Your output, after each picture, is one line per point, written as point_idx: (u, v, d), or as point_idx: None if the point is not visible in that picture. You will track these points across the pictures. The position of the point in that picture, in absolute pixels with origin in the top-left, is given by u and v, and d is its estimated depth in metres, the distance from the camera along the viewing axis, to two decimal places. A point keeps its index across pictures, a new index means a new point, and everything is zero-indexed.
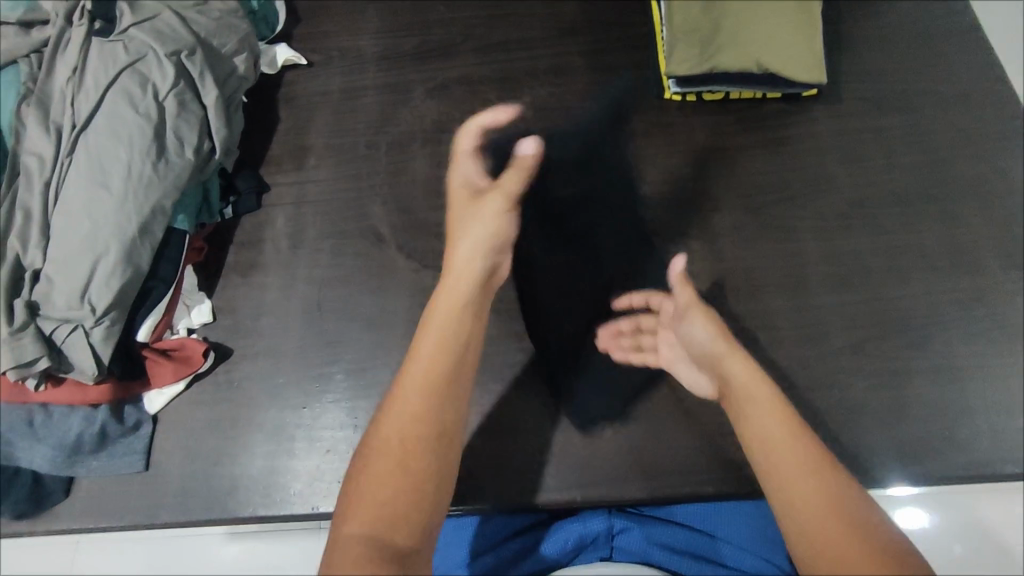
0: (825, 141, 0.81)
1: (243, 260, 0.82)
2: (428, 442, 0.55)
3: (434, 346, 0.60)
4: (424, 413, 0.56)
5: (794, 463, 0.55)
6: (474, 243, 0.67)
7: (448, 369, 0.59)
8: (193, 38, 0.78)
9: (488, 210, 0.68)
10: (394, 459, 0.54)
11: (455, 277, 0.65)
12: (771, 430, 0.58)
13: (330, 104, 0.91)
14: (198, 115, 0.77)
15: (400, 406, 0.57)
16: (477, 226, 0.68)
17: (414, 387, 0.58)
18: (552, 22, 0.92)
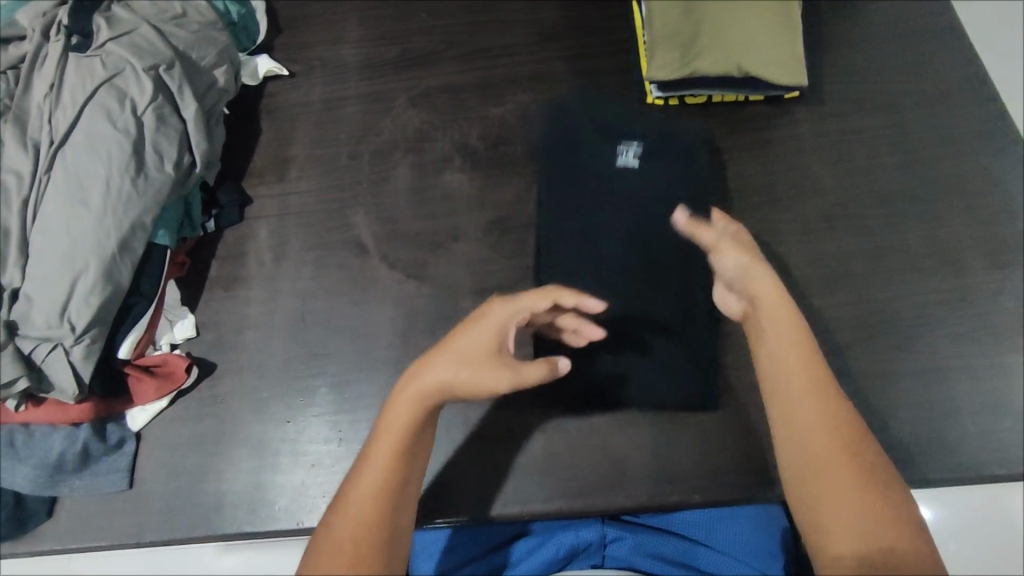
0: (809, 143, 0.81)
1: (227, 274, 0.81)
2: (381, 532, 0.54)
3: (395, 442, 0.57)
4: (377, 515, 0.54)
5: (819, 420, 0.57)
6: (462, 388, 0.58)
7: (407, 457, 0.57)
8: (171, 51, 0.78)
9: (491, 381, 0.58)
10: (339, 558, 0.52)
11: (426, 400, 0.58)
12: (804, 381, 0.59)
13: (312, 114, 0.91)
14: (177, 130, 0.76)
15: (358, 503, 0.55)
16: (471, 381, 0.58)
17: (373, 482, 0.56)
18: (534, 28, 0.92)
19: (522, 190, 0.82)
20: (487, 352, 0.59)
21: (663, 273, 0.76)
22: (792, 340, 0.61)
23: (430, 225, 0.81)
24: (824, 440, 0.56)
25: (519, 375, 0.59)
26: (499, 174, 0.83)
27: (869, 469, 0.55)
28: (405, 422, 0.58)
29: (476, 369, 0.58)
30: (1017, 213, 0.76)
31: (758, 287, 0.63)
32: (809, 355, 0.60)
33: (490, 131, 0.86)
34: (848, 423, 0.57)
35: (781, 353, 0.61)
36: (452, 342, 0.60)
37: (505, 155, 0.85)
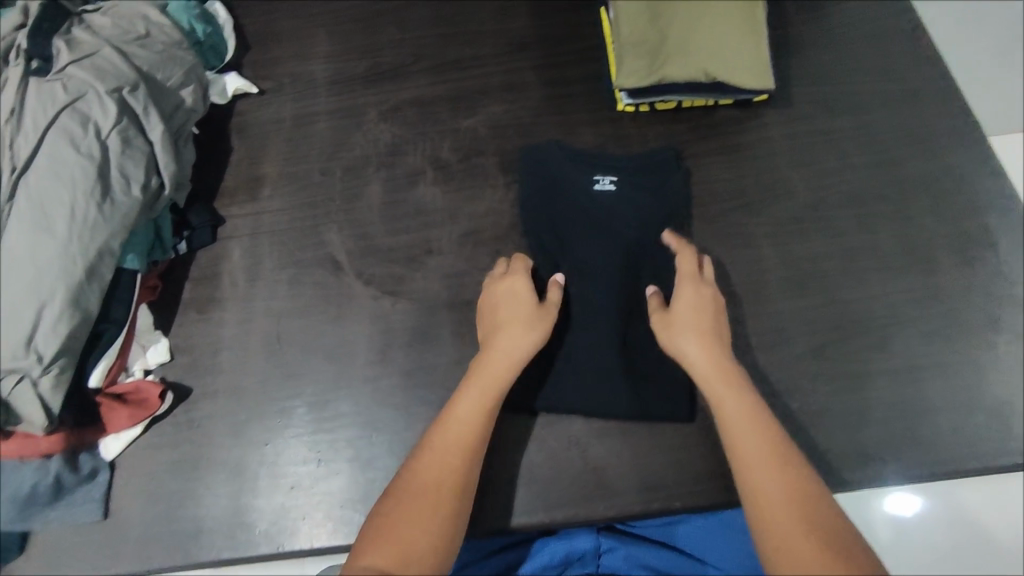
0: (777, 145, 0.82)
1: (200, 296, 0.80)
2: (460, 475, 0.60)
3: (480, 399, 0.64)
4: (460, 461, 0.61)
5: (771, 473, 0.57)
6: (529, 346, 0.67)
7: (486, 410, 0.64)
8: (135, 73, 0.77)
9: (547, 324, 0.69)
10: (426, 496, 0.58)
11: (505, 364, 0.66)
12: (747, 438, 0.59)
13: (283, 132, 0.90)
14: (143, 152, 0.76)
15: (442, 451, 0.61)
16: (534, 331, 0.68)
17: (458, 434, 0.62)
18: (502, 38, 0.93)
19: (495, 201, 0.82)
20: (533, 304, 0.69)
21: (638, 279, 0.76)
22: (731, 398, 0.62)
23: (404, 240, 0.81)
24: (776, 495, 0.56)
25: (553, 304, 0.71)
26: (472, 185, 0.83)
27: (820, 520, 0.54)
28: (488, 382, 0.65)
29: (534, 319, 0.68)
30: (983, 209, 0.77)
31: (688, 354, 0.66)
32: (753, 411, 0.61)
33: (462, 143, 0.86)
34: (798, 475, 0.57)
35: (722, 413, 0.62)
36: (502, 313, 0.69)
37: (477, 166, 0.85)
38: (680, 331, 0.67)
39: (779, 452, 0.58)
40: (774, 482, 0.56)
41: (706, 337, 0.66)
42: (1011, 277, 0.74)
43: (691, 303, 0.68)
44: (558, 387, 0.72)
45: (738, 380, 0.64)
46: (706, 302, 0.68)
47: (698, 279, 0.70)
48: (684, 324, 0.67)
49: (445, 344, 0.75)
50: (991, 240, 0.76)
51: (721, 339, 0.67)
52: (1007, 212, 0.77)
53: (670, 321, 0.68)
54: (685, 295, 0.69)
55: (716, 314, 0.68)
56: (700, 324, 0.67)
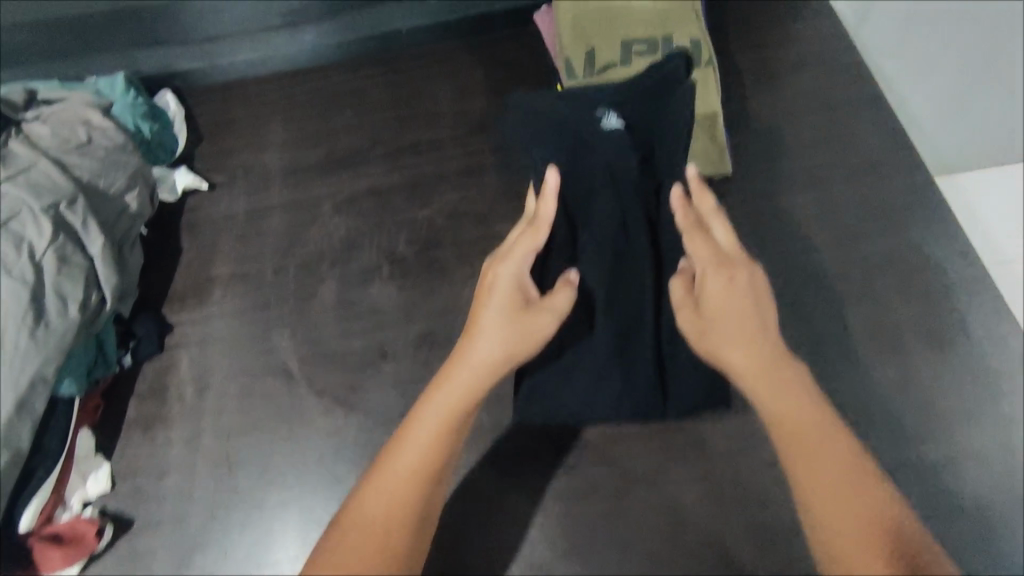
0: (743, 226, 0.80)
1: (145, 413, 0.77)
2: (414, 507, 0.54)
3: (443, 419, 0.56)
4: (417, 489, 0.54)
5: (831, 474, 0.50)
6: (514, 354, 0.59)
7: (453, 431, 0.56)
8: (72, 185, 0.75)
9: (538, 331, 0.59)
10: (373, 531, 0.52)
11: (481, 372, 0.58)
12: (807, 433, 0.53)
13: (234, 228, 0.88)
14: (82, 268, 0.73)
15: (398, 477, 0.54)
16: (518, 339, 0.59)
17: (413, 459, 0.55)
18: (460, 119, 0.92)
19: (452, 296, 0.79)
20: (518, 303, 0.60)
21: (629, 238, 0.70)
22: (788, 404, 0.54)
23: (358, 343, 0.78)
24: (845, 521, 0.48)
25: (553, 309, 0.60)
26: (428, 281, 0.80)
27: (886, 520, 0.48)
28: (455, 396, 0.57)
29: (516, 326, 0.59)
30: (956, 289, 0.75)
31: (727, 355, 0.57)
32: (812, 411, 0.54)
33: (418, 234, 0.84)
34: (857, 470, 0.51)
35: (778, 426, 0.54)
36: (486, 309, 0.60)
37: (433, 260, 0.82)
38: (716, 333, 0.57)
39: (840, 462, 0.51)
40: (834, 481, 0.50)
41: (748, 328, 0.57)
42: (989, 363, 0.71)
43: (721, 295, 0.58)
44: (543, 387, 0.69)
45: (793, 385, 0.55)
46: (740, 288, 0.58)
47: (722, 261, 0.60)
48: (718, 326, 0.57)
49: None
50: (966, 324, 0.73)
51: (766, 334, 0.57)
52: (982, 293, 0.74)
53: (702, 322, 0.58)
54: (711, 285, 0.58)
55: (756, 301, 0.58)
56: (739, 318, 0.57)
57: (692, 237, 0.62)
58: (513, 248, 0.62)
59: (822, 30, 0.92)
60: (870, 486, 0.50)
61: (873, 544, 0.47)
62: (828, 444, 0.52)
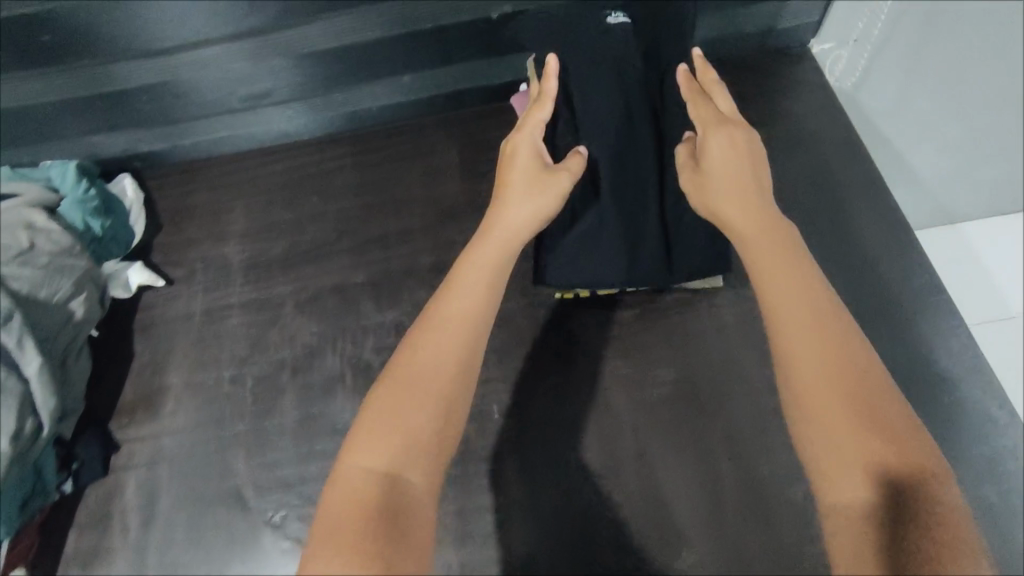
0: (735, 336, 0.75)
1: (86, 546, 0.71)
2: (470, 353, 0.47)
3: (493, 257, 0.53)
4: (470, 333, 0.47)
5: (813, 339, 0.44)
6: (544, 208, 0.58)
7: (499, 271, 0.52)
8: (8, 300, 0.70)
9: (561, 187, 0.59)
10: (434, 379, 0.45)
11: (515, 225, 0.56)
12: (792, 299, 0.46)
13: (190, 331, 0.82)
14: (15, 393, 0.67)
15: (450, 323, 0.47)
16: (543, 192, 0.59)
17: (464, 305, 0.49)
18: (433, 206, 0.87)
19: None
20: (541, 165, 0.60)
21: (631, 115, 0.75)
22: (786, 271, 0.48)
23: (317, 469, 0.72)
24: (821, 385, 0.42)
25: (570, 171, 0.62)
26: None
27: (869, 391, 0.42)
28: (497, 244, 0.54)
29: (546, 180, 0.59)
30: (967, 413, 0.71)
31: (720, 210, 0.55)
32: (808, 278, 0.48)
33: (386, 339, 0.78)
34: (846, 337, 0.44)
35: (766, 286, 0.48)
36: (508, 174, 0.60)
37: None
38: (716, 191, 0.56)
39: (827, 324, 0.45)
40: (817, 343, 0.44)
41: (745, 189, 0.55)
42: (1006, 500, 0.67)
43: (725, 156, 0.57)
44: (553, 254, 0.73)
45: (791, 247, 0.51)
46: (741, 150, 0.58)
47: (725, 124, 0.60)
48: (718, 184, 0.56)
49: None
50: (979, 448, 0.69)
51: (761, 196, 0.55)
52: (996, 420, 0.70)
53: (702, 179, 0.57)
54: (712, 146, 0.58)
55: (752, 168, 0.56)
56: (738, 179, 0.56)
57: (699, 114, 0.63)
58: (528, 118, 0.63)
59: (816, 118, 0.89)
60: (856, 352, 0.44)
61: (846, 403, 0.41)
62: (818, 306, 0.46)
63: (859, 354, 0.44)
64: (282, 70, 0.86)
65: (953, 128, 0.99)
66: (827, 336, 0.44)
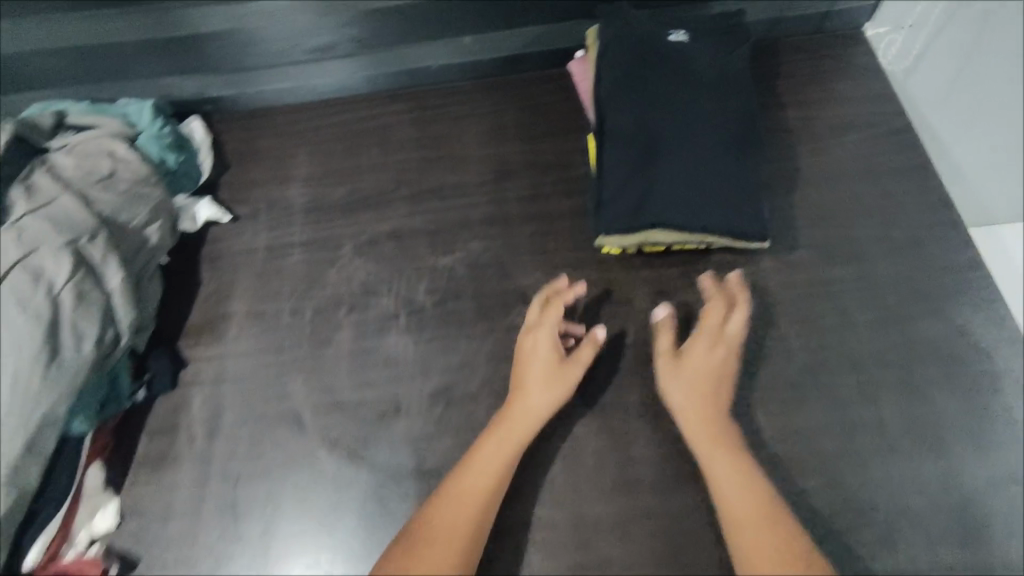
0: (776, 298, 0.78)
1: (155, 451, 0.76)
2: (469, 532, 0.63)
3: (502, 452, 0.67)
4: (471, 515, 0.64)
5: (767, 535, 0.61)
6: (555, 403, 0.69)
7: (507, 462, 0.67)
8: (94, 221, 0.75)
9: (569, 384, 0.70)
10: (440, 551, 0.61)
11: (527, 419, 0.68)
12: (744, 500, 0.63)
13: (253, 265, 0.87)
14: (99, 303, 0.73)
15: (455, 505, 0.64)
16: (555, 387, 0.69)
17: (469, 488, 0.65)
18: (489, 163, 0.91)
19: (472, 352, 0.78)
20: (556, 360, 0.71)
21: (696, 81, 0.80)
22: (733, 474, 0.65)
23: (372, 396, 0.76)
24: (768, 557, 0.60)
25: (581, 361, 0.71)
26: (448, 332, 0.79)
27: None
28: (509, 436, 0.68)
29: (553, 374, 0.70)
30: (1001, 385, 0.73)
31: (682, 407, 0.69)
32: (753, 477, 0.65)
33: (439, 283, 0.83)
34: (787, 531, 0.61)
35: (721, 484, 0.65)
36: (527, 366, 0.71)
37: (453, 311, 0.81)
38: (683, 387, 0.69)
39: (771, 518, 0.62)
40: (767, 539, 0.61)
41: (712, 394, 0.69)
42: None
43: (703, 362, 0.70)
44: (610, 193, 0.76)
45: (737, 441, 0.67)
46: (716, 363, 0.70)
47: (712, 337, 0.72)
48: (690, 378, 0.69)
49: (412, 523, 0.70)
50: (1010, 417, 0.72)
51: (718, 398, 0.69)
52: None
53: (677, 368, 0.70)
54: (694, 350, 0.71)
55: (720, 376, 0.70)
56: (704, 385, 0.69)
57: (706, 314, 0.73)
58: (550, 315, 0.73)
59: (865, 100, 0.91)
60: (795, 541, 0.61)
61: None
62: (761, 503, 0.63)
63: (797, 542, 0.61)
64: (345, 25, 0.90)
65: (978, 128, 1.05)
66: (778, 531, 0.61)
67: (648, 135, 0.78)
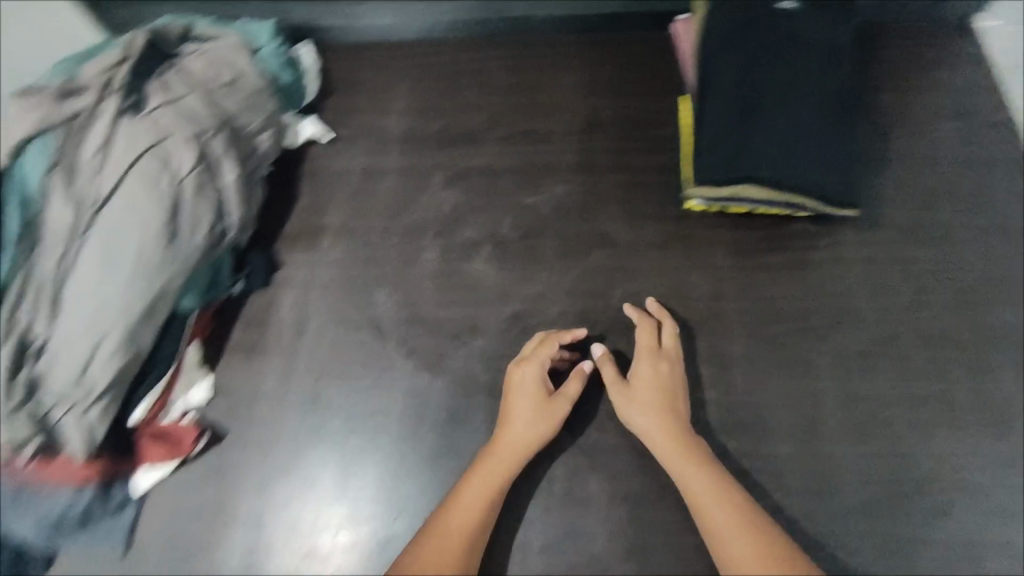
0: (855, 270, 0.79)
1: (247, 340, 0.82)
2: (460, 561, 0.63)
3: (487, 484, 0.67)
4: (460, 546, 0.64)
5: (746, 539, 0.61)
6: (540, 438, 0.70)
7: (492, 495, 0.67)
8: (215, 122, 0.81)
9: (557, 417, 0.71)
10: None
11: (511, 452, 0.69)
12: (717, 507, 0.64)
13: (348, 184, 0.92)
14: (214, 196, 0.79)
15: (443, 542, 0.63)
16: (541, 422, 0.70)
17: (456, 525, 0.65)
18: (580, 113, 0.94)
19: (549, 288, 0.82)
20: (543, 395, 0.72)
21: (806, 45, 0.80)
22: (700, 483, 0.65)
23: (451, 316, 0.81)
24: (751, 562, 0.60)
25: (568, 397, 0.72)
26: (529, 267, 0.83)
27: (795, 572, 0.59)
28: (493, 471, 0.68)
29: (541, 412, 0.71)
30: None
31: (644, 426, 0.70)
32: (719, 483, 0.65)
33: (523, 221, 0.86)
34: (765, 531, 0.62)
35: (695, 493, 0.65)
36: (512, 400, 0.72)
37: (534, 248, 0.84)
38: (641, 407, 0.71)
39: (747, 520, 0.62)
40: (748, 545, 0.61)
41: (668, 409, 0.70)
42: None
43: (653, 380, 0.72)
44: (705, 145, 0.79)
45: (699, 453, 0.68)
46: (664, 379, 0.72)
47: (656, 355, 0.74)
48: (644, 397, 0.71)
49: (480, 435, 0.75)
50: None
51: (677, 412, 0.70)
52: None
53: (630, 393, 0.72)
54: (641, 371, 0.73)
55: (673, 393, 0.71)
56: (659, 401, 0.71)
57: (646, 333, 0.75)
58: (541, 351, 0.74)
59: (968, 88, 0.90)
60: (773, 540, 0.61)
61: None
62: (733, 507, 0.63)
63: (774, 540, 0.61)
64: None
65: None
66: (755, 534, 0.61)
67: (750, 94, 0.80)
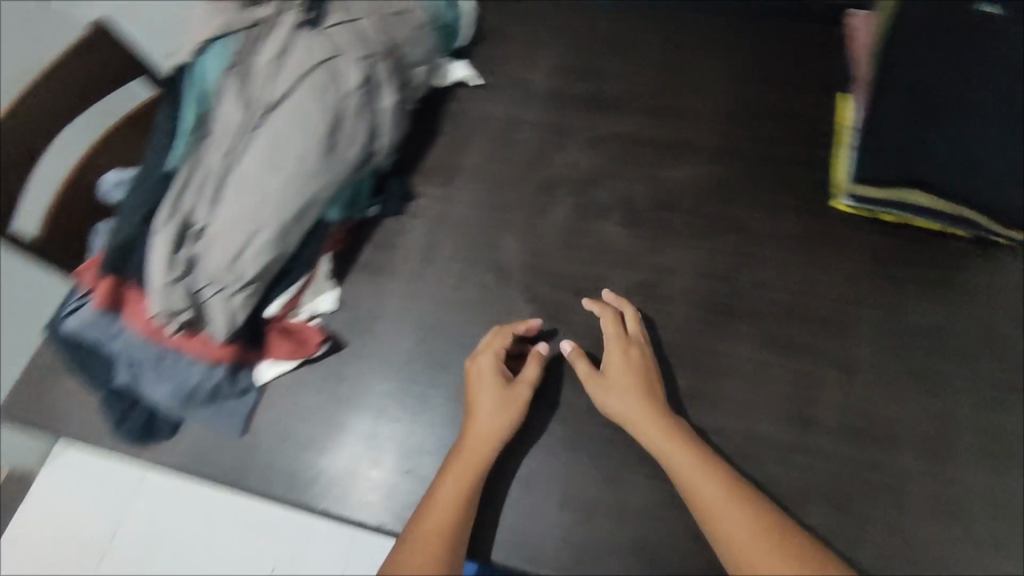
0: (1010, 299, 0.75)
1: (374, 261, 0.85)
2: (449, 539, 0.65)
3: (461, 470, 0.69)
4: (449, 526, 0.66)
5: (738, 517, 0.62)
6: (507, 423, 0.71)
7: (470, 480, 0.68)
8: (383, 50, 0.85)
9: (518, 401, 0.72)
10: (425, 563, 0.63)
11: (479, 437, 0.70)
12: (709, 487, 0.64)
13: (489, 130, 0.93)
14: (371, 117, 0.82)
15: (430, 529, 0.65)
16: (507, 410, 0.71)
17: (437, 514, 0.66)
18: (732, 95, 0.91)
19: (677, 263, 0.81)
20: (503, 382, 0.72)
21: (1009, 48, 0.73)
22: (687, 467, 0.65)
23: (575, 273, 0.82)
24: (746, 540, 0.61)
25: (527, 382, 0.73)
26: (659, 238, 0.82)
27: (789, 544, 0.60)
28: (469, 458, 0.69)
29: (504, 399, 0.71)
30: None
31: (626, 413, 0.70)
32: (704, 462, 0.65)
33: (659, 193, 0.85)
34: (755, 508, 0.63)
35: (682, 478, 0.65)
36: (475, 388, 0.73)
37: (666, 221, 0.83)
38: (617, 396, 0.70)
39: (738, 498, 0.63)
40: (739, 523, 0.62)
41: (645, 394, 0.70)
42: None
43: (623, 368, 0.72)
44: (866, 147, 0.77)
45: (682, 435, 0.67)
46: (637, 366, 0.72)
47: (625, 342, 0.74)
48: (617, 387, 0.71)
49: (580, 392, 0.76)
50: None
51: (654, 396, 0.70)
52: None
53: (604, 383, 0.72)
54: (613, 362, 0.73)
55: (645, 380, 0.71)
56: (635, 388, 0.70)
57: (609, 322, 0.75)
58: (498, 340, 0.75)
59: None
60: (762, 515, 0.62)
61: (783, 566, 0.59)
62: (720, 485, 0.64)
63: (764, 515, 0.62)
64: None
65: None
66: (747, 513, 0.62)
67: (930, 96, 0.75)
